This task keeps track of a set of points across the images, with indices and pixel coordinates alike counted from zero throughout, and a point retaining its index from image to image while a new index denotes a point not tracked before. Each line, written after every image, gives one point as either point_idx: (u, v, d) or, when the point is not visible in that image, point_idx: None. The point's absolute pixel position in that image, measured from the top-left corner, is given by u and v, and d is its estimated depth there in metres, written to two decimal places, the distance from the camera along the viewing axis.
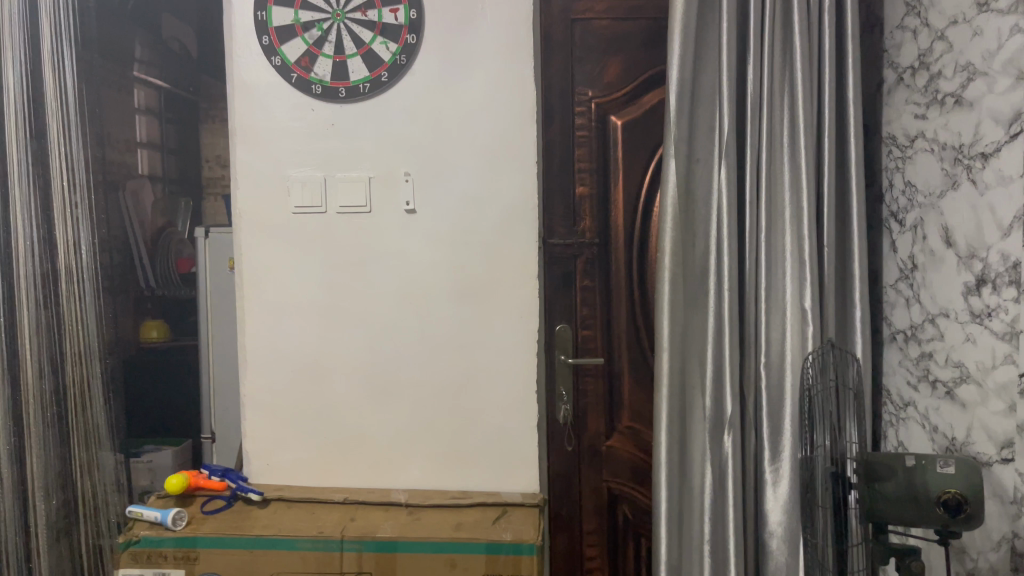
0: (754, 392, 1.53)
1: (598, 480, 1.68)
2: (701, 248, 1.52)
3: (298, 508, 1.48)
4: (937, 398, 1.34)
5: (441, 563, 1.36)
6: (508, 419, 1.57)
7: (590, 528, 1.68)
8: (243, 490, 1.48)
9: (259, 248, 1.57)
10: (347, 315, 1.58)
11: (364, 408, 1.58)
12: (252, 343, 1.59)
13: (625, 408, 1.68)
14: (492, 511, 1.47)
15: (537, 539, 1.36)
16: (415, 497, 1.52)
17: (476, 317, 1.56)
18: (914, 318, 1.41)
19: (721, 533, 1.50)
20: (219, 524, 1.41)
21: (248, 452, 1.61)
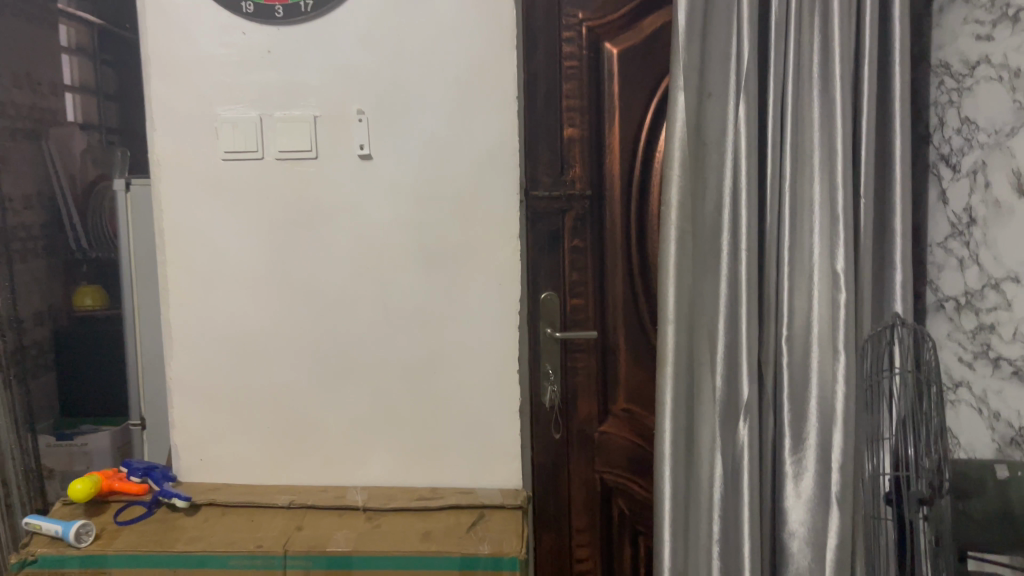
0: (774, 370, 1.30)
1: (589, 471, 1.46)
2: (712, 201, 1.27)
3: (234, 514, 1.23)
4: (1001, 379, 1.12)
5: None
6: (485, 403, 1.33)
7: (581, 526, 1.46)
8: (167, 494, 1.22)
9: (184, 205, 1.31)
10: (292, 283, 1.32)
11: (315, 392, 1.34)
12: (178, 319, 1.33)
13: (621, 389, 1.45)
14: (467, 516, 1.23)
15: (520, 551, 1.13)
16: (375, 498, 1.28)
17: (446, 284, 1.31)
18: (969, 283, 1.18)
19: (733, 533, 1.29)
20: (136, 536, 1.15)
21: (177, 446, 1.35)
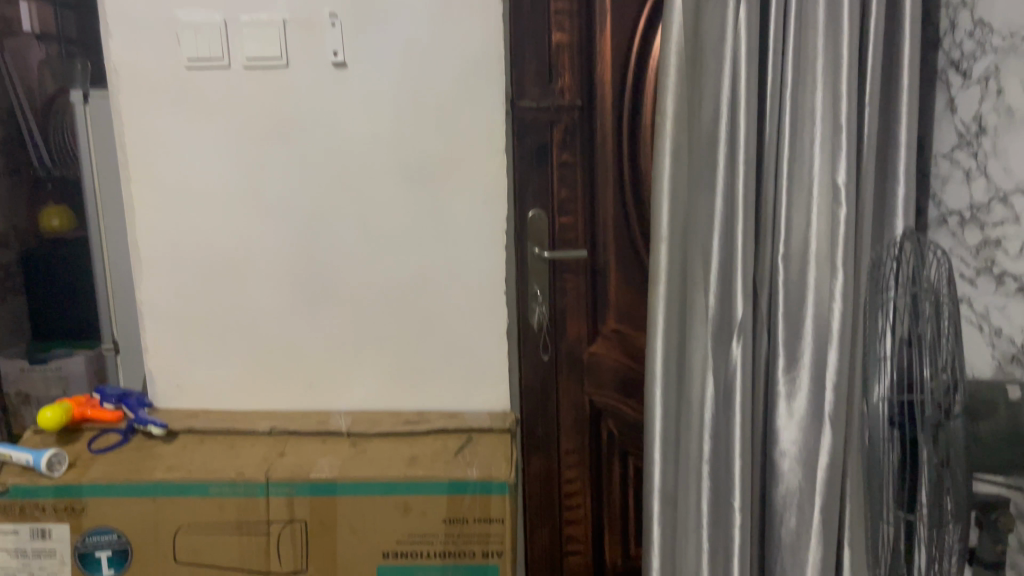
0: (769, 289, 1.26)
1: (578, 393, 1.43)
2: (710, 109, 1.20)
3: (214, 440, 1.19)
4: (1004, 295, 1.08)
5: (391, 508, 1.10)
6: (471, 325, 1.29)
7: (571, 448, 1.44)
8: (143, 421, 1.18)
9: (147, 118, 1.22)
10: (266, 202, 1.25)
11: (294, 315, 1.28)
12: (147, 240, 1.26)
13: (611, 309, 1.41)
14: (454, 441, 1.20)
15: (509, 476, 1.10)
16: (359, 423, 1.24)
17: (428, 202, 1.24)
18: (976, 196, 1.13)
19: (724, 453, 1.26)
20: (112, 465, 1.11)
21: (152, 372, 1.30)
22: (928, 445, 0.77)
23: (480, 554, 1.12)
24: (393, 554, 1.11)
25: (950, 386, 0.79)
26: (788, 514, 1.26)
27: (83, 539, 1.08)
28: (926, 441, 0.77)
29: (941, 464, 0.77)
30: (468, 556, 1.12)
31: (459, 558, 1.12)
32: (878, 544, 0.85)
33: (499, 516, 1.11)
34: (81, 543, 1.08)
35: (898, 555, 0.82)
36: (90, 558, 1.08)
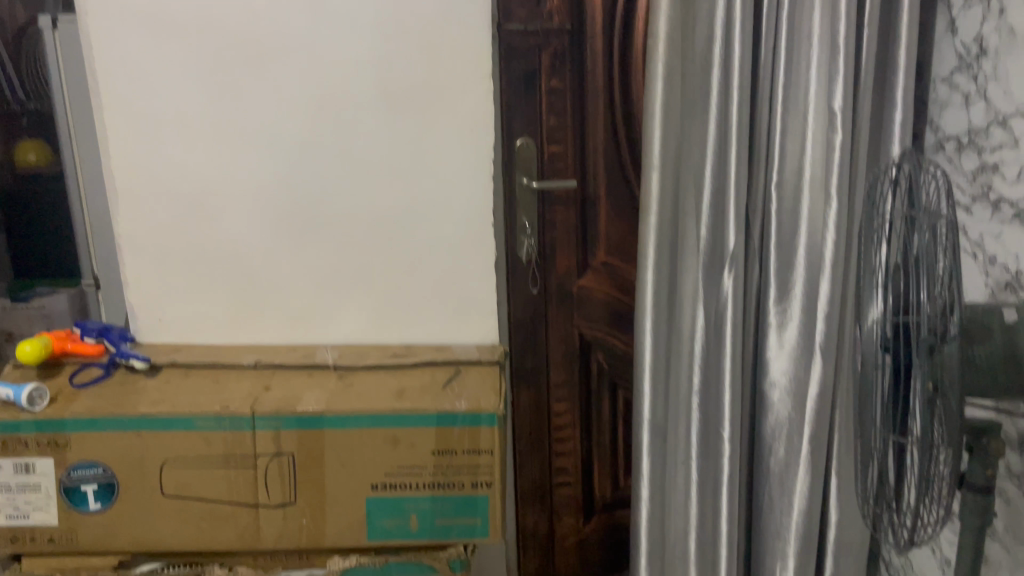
0: (761, 216, 1.24)
1: (567, 326, 1.42)
2: (704, 31, 1.16)
3: (198, 375, 1.17)
4: (999, 223, 1.07)
5: (380, 440, 1.09)
6: (459, 257, 1.27)
7: (559, 381, 1.44)
8: (125, 356, 1.16)
9: (118, 41, 1.17)
10: (245, 131, 1.21)
11: (278, 249, 1.26)
12: (122, 170, 1.21)
13: (601, 241, 1.39)
14: (443, 373, 1.19)
15: (498, 408, 1.10)
16: (346, 357, 1.23)
17: (413, 130, 1.21)
18: (974, 120, 1.10)
19: (713, 383, 1.27)
20: (95, 399, 1.09)
21: (133, 307, 1.27)
22: (920, 370, 0.76)
23: (469, 485, 1.12)
24: (382, 487, 1.10)
25: (947, 306, 0.76)
26: (776, 444, 1.27)
27: (67, 473, 1.06)
28: (919, 365, 0.76)
29: (930, 386, 0.75)
30: (457, 488, 1.12)
31: (448, 490, 1.12)
32: (868, 467, 0.83)
33: (488, 448, 1.11)
34: (66, 477, 1.06)
35: (887, 479, 0.83)
36: (76, 493, 1.07)
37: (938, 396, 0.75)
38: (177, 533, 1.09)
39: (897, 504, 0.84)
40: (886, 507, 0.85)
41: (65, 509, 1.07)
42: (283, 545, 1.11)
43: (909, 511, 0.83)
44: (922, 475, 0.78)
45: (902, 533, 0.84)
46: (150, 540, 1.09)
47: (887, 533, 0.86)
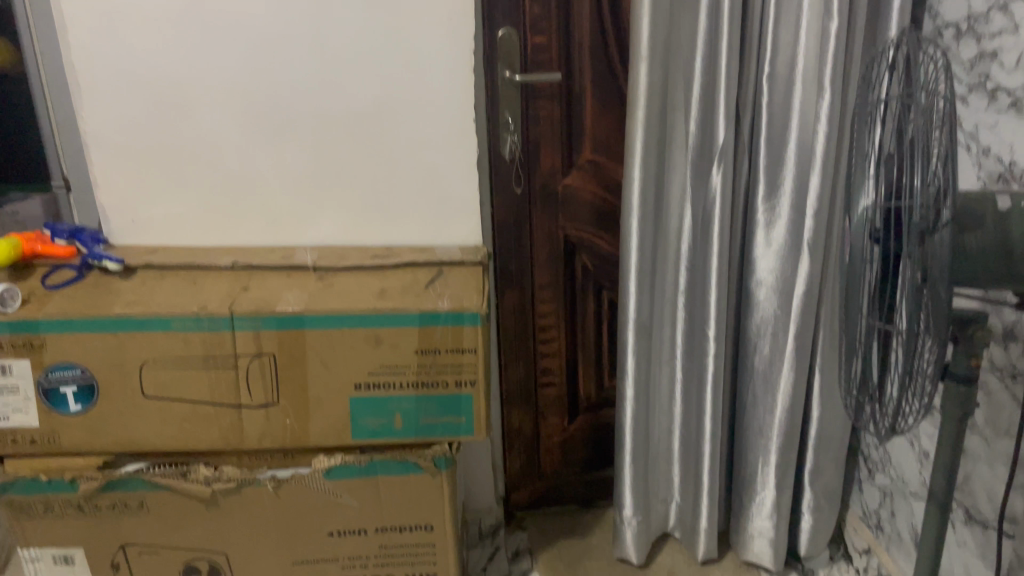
0: (753, 111, 1.20)
1: (553, 226, 1.39)
2: None
3: (174, 276, 1.14)
4: (995, 113, 1.03)
5: (362, 340, 1.08)
6: (440, 155, 1.23)
7: (544, 282, 1.42)
8: (97, 257, 1.13)
9: None
10: (212, 21, 1.14)
11: (252, 147, 1.21)
12: (84, 62, 1.15)
13: (587, 137, 1.35)
14: (425, 273, 1.16)
15: (481, 307, 1.08)
16: (326, 258, 1.20)
17: (390, 19, 1.15)
18: (975, 5, 1.05)
19: (700, 279, 1.26)
20: (69, 301, 1.06)
21: (105, 208, 1.24)
22: (907, 256, 0.73)
23: (452, 384, 1.11)
24: (365, 386, 1.10)
25: (940, 193, 0.71)
26: (762, 341, 1.27)
27: (46, 374, 1.05)
28: (906, 252, 0.73)
29: (919, 276, 0.72)
30: (441, 387, 1.11)
31: (432, 389, 1.11)
32: (857, 359, 0.83)
33: (471, 347, 1.09)
34: (44, 378, 1.05)
35: (871, 370, 0.82)
36: (55, 394, 1.06)
37: (928, 286, 0.72)
38: (161, 433, 1.09)
39: (880, 395, 0.83)
40: (869, 398, 0.85)
41: (45, 410, 1.06)
42: (267, 444, 1.11)
43: (891, 401, 0.83)
44: (907, 368, 0.77)
45: (883, 422, 0.84)
46: (132, 441, 1.09)
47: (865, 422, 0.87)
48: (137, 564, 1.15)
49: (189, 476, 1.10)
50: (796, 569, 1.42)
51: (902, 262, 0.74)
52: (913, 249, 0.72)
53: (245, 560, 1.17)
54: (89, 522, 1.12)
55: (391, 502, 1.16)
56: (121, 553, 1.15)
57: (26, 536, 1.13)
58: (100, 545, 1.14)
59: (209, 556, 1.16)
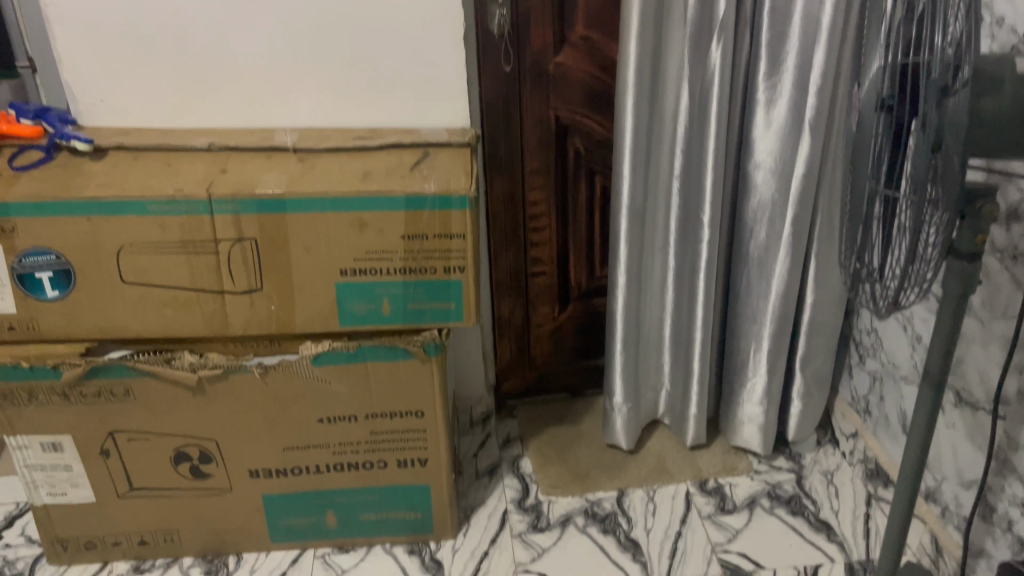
0: None
1: (544, 109, 1.33)
2: None
3: (148, 158, 1.09)
4: None
5: (346, 225, 1.04)
6: (424, 29, 1.16)
7: (535, 168, 1.37)
8: (67, 137, 1.08)
9: None
10: None
11: (224, 21, 1.14)
12: None
13: (580, 13, 1.28)
14: (411, 156, 1.12)
15: (469, 190, 1.03)
16: (306, 140, 1.15)
17: None
18: None
19: (696, 164, 1.22)
20: (38, 183, 1.02)
21: (71, 87, 1.17)
22: (916, 125, 0.70)
23: (440, 270, 1.08)
24: (351, 272, 1.07)
25: (960, 51, 0.66)
26: (758, 227, 1.24)
27: (19, 260, 1.01)
28: (913, 120, 0.70)
29: (929, 146, 0.69)
30: (429, 273, 1.08)
31: (420, 276, 1.08)
32: (864, 232, 0.81)
33: (459, 232, 1.06)
34: (18, 264, 1.01)
35: (873, 245, 0.80)
36: (30, 280, 1.03)
37: (939, 155, 0.70)
38: (143, 320, 1.07)
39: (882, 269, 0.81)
40: (870, 273, 0.82)
41: (22, 297, 1.03)
42: (253, 330, 1.09)
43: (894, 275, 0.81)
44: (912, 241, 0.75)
45: (884, 298, 0.82)
46: (114, 327, 1.07)
47: (866, 297, 0.86)
48: (127, 451, 1.15)
49: (174, 363, 1.09)
50: (784, 453, 1.44)
51: (909, 132, 0.71)
52: (928, 116, 0.68)
53: (235, 447, 1.17)
54: (76, 409, 1.11)
55: (380, 389, 1.15)
56: (110, 441, 1.14)
57: (12, 425, 1.12)
58: (89, 433, 1.13)
59: (199, 443, 1.16)
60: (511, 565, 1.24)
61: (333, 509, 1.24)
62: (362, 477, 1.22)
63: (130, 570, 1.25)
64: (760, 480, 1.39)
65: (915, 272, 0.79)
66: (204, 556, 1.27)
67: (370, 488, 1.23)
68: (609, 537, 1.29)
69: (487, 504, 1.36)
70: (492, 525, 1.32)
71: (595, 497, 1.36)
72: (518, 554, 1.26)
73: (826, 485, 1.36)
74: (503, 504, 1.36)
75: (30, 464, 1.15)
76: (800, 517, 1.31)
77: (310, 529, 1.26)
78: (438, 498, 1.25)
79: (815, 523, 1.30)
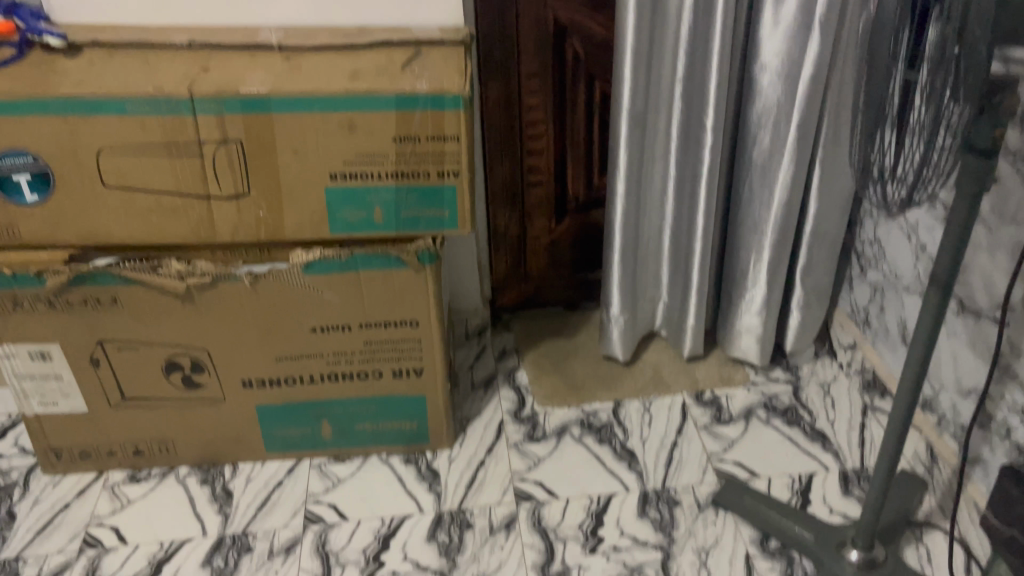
0: None
1: (541, 8, 1.27)
2: None
3: (125, 56, 1.04)
4: None
5: (334, 126, 0.99)
6: None
7: (531, 72, 1.32)
8: (40, 33, 1.03)
9: None
10: None
11: None
12: None
13: None
14: (401, 54, 1.06)
15: (463, 90, 0.98)
16: (291, 37, 1.09)
17: None
18: None
19: (700, 65, 1.17)
20: (10, 81, 0.97)
21: None
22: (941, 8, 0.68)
23: (434, 175, 1.04)
24: (342, 176, 1.03)
25: None
26: (762, 132, 1.20)
27: None
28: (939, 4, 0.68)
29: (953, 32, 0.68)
30: (421, 178, 1.04)
31: (412, 181, 1.04)
32: (883, 120, 0.79)
33: (453, 134, 1.01)
34: None
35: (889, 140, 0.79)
36: (8, 184, 0.99)
37: (963, 42, 0.68)
38: (127, 226, 1.03)
39: (895, 165, 0.79)
40: (884, 166, 0.81)
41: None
42: (242, 237, 1.06)
43: (908, 171, 0.79)
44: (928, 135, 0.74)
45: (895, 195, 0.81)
46: (97, 233, 1.03)
47: (879, 192, 0.84)
48: (117, 361, 1.13)
49: (161, 271, 1.06)
50: (781, 365, 1.43)
51: (933, 18, 0.70)
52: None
53: (227, 356, 1.15)
54: (63, 319, 1.09)
55: (373, 298, 1.13)
56: (100, 350, 1.12)
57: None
58: (77, 342, 1.11)
59: (191, 352, 1.14)
60: (507, 474, 1.24)
61: (328, 420, 1.24)
62: (357, 387, 1.21)
63: (127, 479, 1.25)
64: (757, 391, 1.38)
65: (929, 173, 0.77)
66: (200, 467, 1.27)
67: (365, 398, 1.22)
68: (605, 447, 1.29)
69: (483, 415, 1.36)
70: (488, 436, 1.31)
71: (591, 408, 1.36)
72: (515, 464, 1.26)
73: (823, 396, 1.36)
74: (498, 415, 1.36)
75: (18, 374, 1.13)
76: (796, 428, 1.31)
77: (305, 440, 1.26)
78: (433, 407, 1.24)
79: (811, 432, 1.30)
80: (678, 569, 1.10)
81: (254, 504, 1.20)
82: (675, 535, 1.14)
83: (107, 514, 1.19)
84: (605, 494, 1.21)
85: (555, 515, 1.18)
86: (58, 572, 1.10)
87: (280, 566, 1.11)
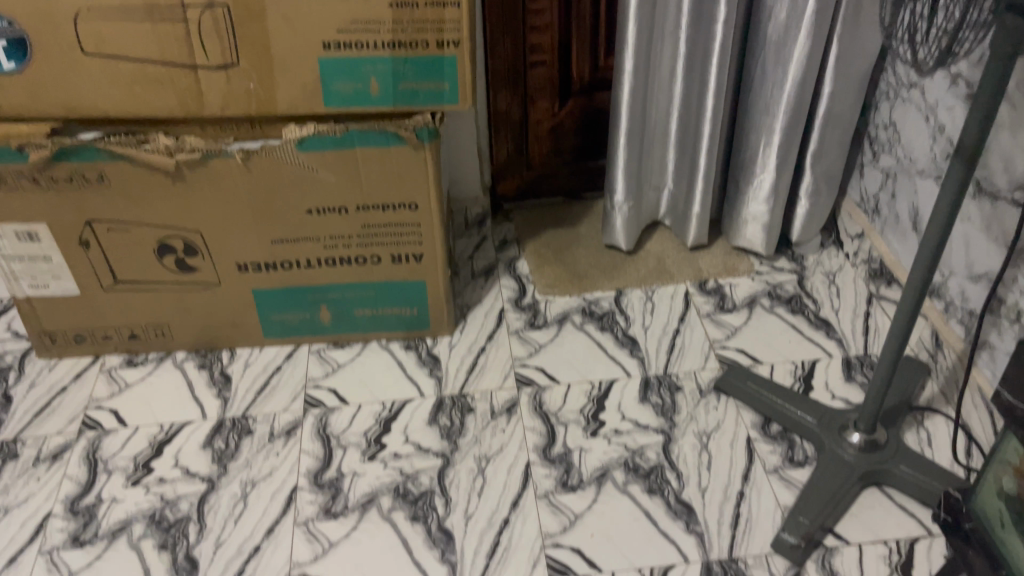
0: None
1: None
2: None
3: None
4: None
5: None
6: None
7: None
8: None
9: None
10: None
11: None
12: None
13: None
14: None
15: None
16: None
17: None
18: None
19: None
20: None
21: None
22: None
23: (433, 45, 0.98)
24: (335, 46, 0.97)
25: None
26: (778, 7, 1.13)
27: None
28: None
29: None
30: (420, 48, 0.98)
31: (410, 51, 0.98)
32: None
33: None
34: None
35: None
36: None
37: None
38: (111, 98, 0.98)
39: (930, 21, 0.74)
40: (917, 23, 0.76)
41: None
42: (231, 111, 1.01)
43: (941, 28, 0.74)
44: None
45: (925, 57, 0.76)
46: (79, 105, 0.98)
47: (908, 46, 0.78)
48: (107, 243, 1.10)
49: (148, 147, 1.01)
50: (786, 255, 1.41)
51: None
52: None
53: (220, 238, 1.12)
54: (48, 197, 1.05)
55: (370, 179, 1.08)
56: (88, 231, 1.09)
57: None
58: (65, 222, 1.07)
59: (183, 234, 1.11)
60: (508, 360, 1.24)
61: (327, 305, 1.22)
62: (355, 272, 1.18)
63: (124, 364, 1.23)
64: (761, 280, 1.37)
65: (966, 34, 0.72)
66: (197, 352, 1.25)
67: (363, 283, 1.19)
68: (607, 334, 1.28)
69: (484, 303, 1.34)
70: (489, 324, 1.30)
71: (593, 297, 1.35)
72: (516, 350, 1.26)
73: (827, 285, 1.35)
74: (499, 303, 1.34)
75: (6, 254, 1.10)
76: (800, 316, 1.30)
77: (304, 326, 1.24)
78: (433, 292, 1.22)
79: (815, 321, 1.29)
80: (679, 452, 1.11)
81: (253, 389, 1.19)
82: (676, 419, 1.16)
83: (105, 397, 1.18)
84: (607, 380, 1.21)
85: (556, 400, 1.18)
86: (59, 453, 1.10)
87: (281, 448, 1.11)
